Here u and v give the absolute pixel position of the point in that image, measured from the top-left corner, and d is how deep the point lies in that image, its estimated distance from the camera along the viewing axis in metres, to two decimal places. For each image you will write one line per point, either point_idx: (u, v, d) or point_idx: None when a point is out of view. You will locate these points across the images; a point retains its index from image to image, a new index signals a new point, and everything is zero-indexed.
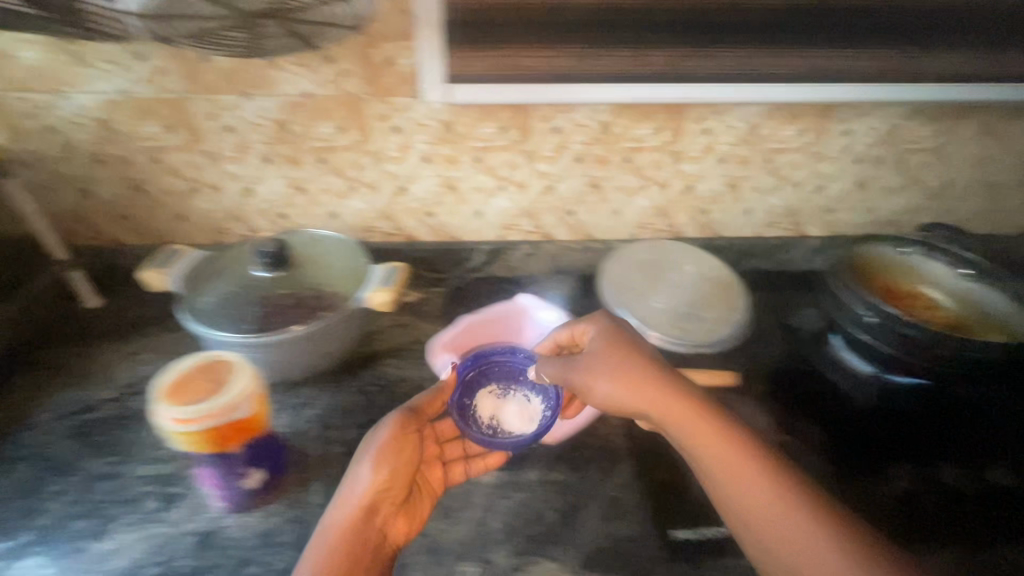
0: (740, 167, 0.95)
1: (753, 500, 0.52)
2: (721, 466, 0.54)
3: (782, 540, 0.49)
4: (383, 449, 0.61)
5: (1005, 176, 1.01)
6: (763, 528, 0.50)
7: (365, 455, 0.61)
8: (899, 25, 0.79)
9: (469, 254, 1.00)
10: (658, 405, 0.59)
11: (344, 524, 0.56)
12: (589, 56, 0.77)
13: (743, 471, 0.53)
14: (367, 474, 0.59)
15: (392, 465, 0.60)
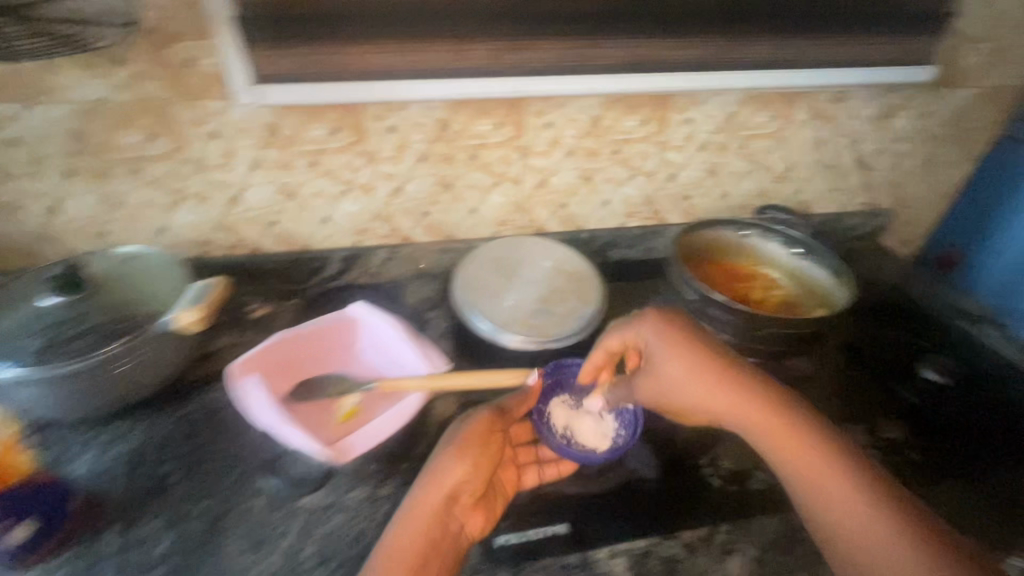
0: (590, 160, 0.96)
1: (821, 471, 0.57)
2: (793, 444, 0.59)
3: (844, 509, 0.54)
4: (472, 439, 0.62)
5: (840, 156, 1.07)
6: (821, 498, 0.56)
7: (452, 449, 0.61)
8: (714, 13, 0.80)
9: (323, 262, 0.96)
10: (727, 396, 0.62)
11: (420, 520, 0.58)
12: (401, 50, 0.74)
13: (798, 448, 0.59)
14: (453, 464, 0.60)
15: (471, 454, 0.61)
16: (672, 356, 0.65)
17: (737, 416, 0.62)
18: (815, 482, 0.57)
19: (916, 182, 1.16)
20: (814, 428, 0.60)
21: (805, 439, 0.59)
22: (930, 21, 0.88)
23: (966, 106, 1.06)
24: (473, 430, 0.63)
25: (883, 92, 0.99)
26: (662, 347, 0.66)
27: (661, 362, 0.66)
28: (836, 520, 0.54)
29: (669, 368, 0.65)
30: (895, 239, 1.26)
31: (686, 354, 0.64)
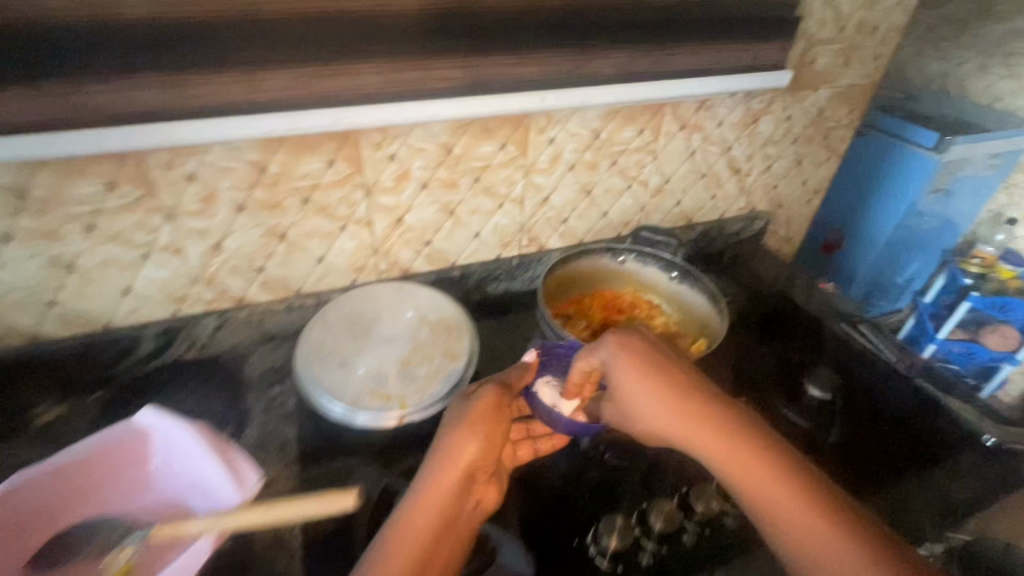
0: (448, 192, 0.85)
1: (785, 506, 0.50)
2: (755, 475, 0.53)
3: (812, 546, 0.48)
4: (483, 416, 0.62)
5: (714, 164, 1.04)
6: (787, 534, 0.50)
7: (466, 425, 0.60)
8: (557, 25, 0.72)
9: (133, 341, 0.78)
10: (691, 423, 0.57)
11: (441, 490, 0.56)
12: (174, 86, 0.59)
13: (760, 481, 0.52)
14: (469, 439, 0.60)
15: (488, 426, 0.61)
16: (634, 382, 0.61)
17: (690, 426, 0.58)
18: (777, 516, 0.51)
19: (787, 183, 1.17)
20: (784, 456, 0.53)
21: (766, 471, 0.52)
22: (779, 25, 0.86)
23: (825, 107, 1.07)
24: (487, 406, 0.62)
25: (746, 98, 0.97)
26: (624, 375, 0.61)
27: (625, 390, 0.61)
28: (804, 558, 0.48)
29: (632, 395, 0.61)
30: (775, 238, 1.27)
31: (646, 380, 0.60)
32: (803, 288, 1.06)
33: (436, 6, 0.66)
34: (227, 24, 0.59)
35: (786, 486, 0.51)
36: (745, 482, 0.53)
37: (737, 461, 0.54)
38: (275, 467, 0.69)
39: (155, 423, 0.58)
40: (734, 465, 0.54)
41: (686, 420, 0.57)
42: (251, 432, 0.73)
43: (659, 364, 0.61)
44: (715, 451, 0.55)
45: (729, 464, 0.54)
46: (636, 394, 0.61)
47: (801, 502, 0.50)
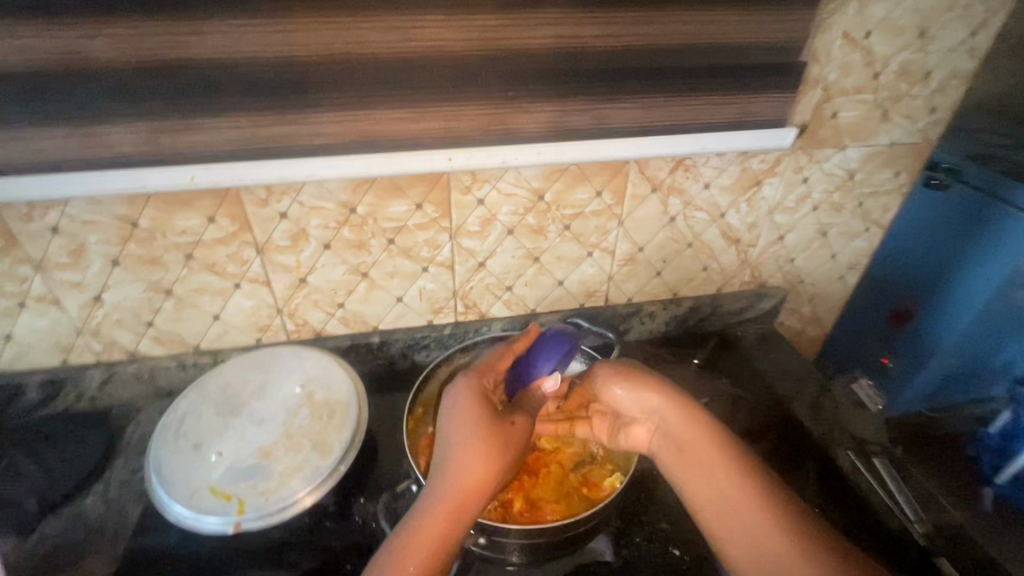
0: (357, 253, 0.74)
1: (753, 519, 0.52)
2: (728, 485, 0.54)
3: (775, 556, 0.49)
4: (510, 432, 0.57)
5: (704, 233, 0.86)
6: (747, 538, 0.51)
7: (489, 435, 0.56)
8: (460, 75, 0.60)
9: (16, 389, 0.74)
10: (682, 426, 0.59)
11: (462, 499, 0.53)
12: (1, 140, 0.54)
13: (733, 488, 0.54)
14: (491, 451, 0.55)
15: (510, 435, 0.57)
16: (623, 380, 0.62)
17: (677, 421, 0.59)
18: (744, 526, 0.52)
19: (809, 256, 0.95)
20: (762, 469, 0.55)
21: (738, 482, 0.54)
22: (774, 74, 0.68)
23: (857, 170, 0.85)
24: (516, 429, 0.58)
25: (740, 157, 0.78)
26: (609, 374, 0.63)
27: (607, 388, 0.62)
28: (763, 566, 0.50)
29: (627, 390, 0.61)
30: (796, 318, 1.04)
31: (643, 377, 0.61)
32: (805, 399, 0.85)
33: (304, 52, 0.56)
34: (50, 74, 0.52)
35: (761, 497, 0.53)
36: (716, 495, 0.55)
37: (715, 470, 0.56)
38: (99, 559, 0.62)
39: None
40: (712, 473, 0.56)
41: (675, 421, 0.59)
42: (96, 506, 0.67)
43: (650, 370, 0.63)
44: (696, 458, 0.57)
45: (704, 472, 0.56)
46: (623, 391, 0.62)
47: (773, 515, 0.52)
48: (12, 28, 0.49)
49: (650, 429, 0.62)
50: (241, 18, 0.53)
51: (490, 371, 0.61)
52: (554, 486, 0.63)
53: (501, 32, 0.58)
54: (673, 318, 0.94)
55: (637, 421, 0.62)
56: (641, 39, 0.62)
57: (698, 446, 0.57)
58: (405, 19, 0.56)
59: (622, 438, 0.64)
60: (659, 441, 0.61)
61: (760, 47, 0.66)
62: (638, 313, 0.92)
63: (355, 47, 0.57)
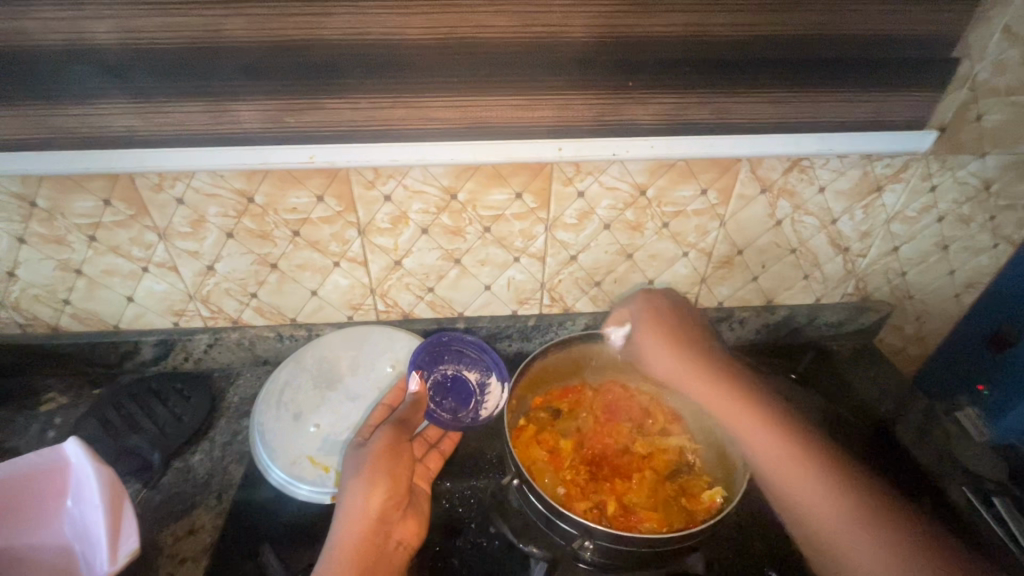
0: (453, 239, 0.75)
1: (793, 470, 0.53)
2: (768, 445, 0.55)
3: (810, 499, 0.52)
4: (375, 455, 0.57)
5: (810, 239, 0.81)
6: (798, 487, 0.53)
7: (365, 467, 0.56)
8: (578, 62, 0.58)
9: (134, 347, 0.79)
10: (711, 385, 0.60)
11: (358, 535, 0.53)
12: (145, 113, 0.57)
13: (764, 441, 0.56)
14: (368, 477, 0.55)
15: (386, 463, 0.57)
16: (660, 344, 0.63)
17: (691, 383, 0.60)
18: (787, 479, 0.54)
19: (923, 271, 0.87)
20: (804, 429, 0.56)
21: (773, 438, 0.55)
22: (915, 70, 0.62)
23: (994, 180, 0.76)
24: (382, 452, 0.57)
25: (862, 161, 0.72)
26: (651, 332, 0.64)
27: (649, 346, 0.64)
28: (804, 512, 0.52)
29: (655, 355, 0.63)
30: (898, 336, 0.97)
31: (665, 344, 0.63)
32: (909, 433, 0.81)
33: (427, 34, 0.55)
34: (194, 51, 0.54)
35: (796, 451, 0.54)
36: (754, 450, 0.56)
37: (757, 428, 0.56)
38: (206, 512, 0.67)
39: (77, 459, 0.55)
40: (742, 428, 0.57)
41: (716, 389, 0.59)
42: (203, 463, 0.71)
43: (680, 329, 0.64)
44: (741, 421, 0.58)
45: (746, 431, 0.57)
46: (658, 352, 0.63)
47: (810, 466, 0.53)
48: (164, 7, 0.52)
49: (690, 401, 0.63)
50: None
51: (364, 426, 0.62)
52: (649, 492, 0.62)
53: (625, 18, 0.56)
54: (765, 326, 0.90)
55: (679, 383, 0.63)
56: (774, 29, 0.58)
57: (733, 408, 0.58)
58: (529, 4, 0.54)
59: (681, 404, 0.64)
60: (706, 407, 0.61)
61: (904, 40, 0.60)
62: (728, 318, 0.89)
63: (478, 31, 0.56)
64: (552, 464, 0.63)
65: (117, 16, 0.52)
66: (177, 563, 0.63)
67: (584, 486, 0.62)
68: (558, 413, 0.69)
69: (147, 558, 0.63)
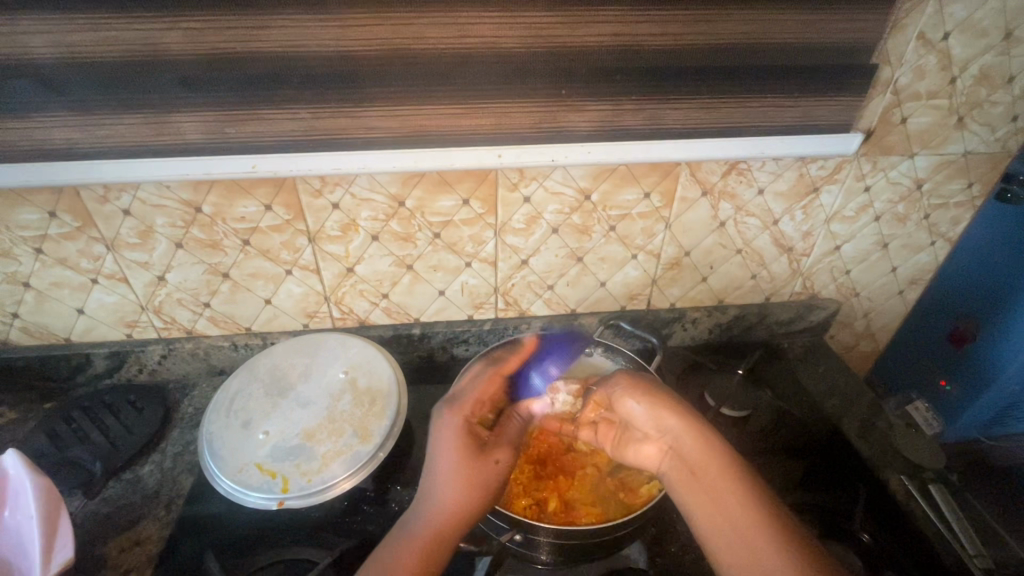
0: (404, 246, 0.76)
1: (752, 532, 0.49)
2: (722, 491, 0.53)
3: (755, 552, 0.48)
4: (489, 461, 0.57)
5: (754, 239, 0.83)
6: (739, 539, 0.49)
7: (462, 467, 0.55)
8: (514, 72, 0.60)
9: (85, 360, 0.79)
10: (679, 434, 0.57)
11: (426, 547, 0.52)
12: (85, 127, 0.58)
13: (722, 483, 0.53)
14: (466, 485, 0.55)
15: (493, 476, 0.56)
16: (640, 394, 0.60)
17: (661, 424, 0.58)
18: (737, 531, 0.50)
19: (866, 269, 0.90)
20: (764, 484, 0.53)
21: (739, 497, 0.51)
22: (837, 75, 0.65)
23: (925, 180, 0.80)
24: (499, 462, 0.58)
25: (797, 163, 0.75)
26: (627, 386, 0.61)
27: (623, 399, 0.61)
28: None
29: (629, 400, 0.61)
30: (848, 333, 0.99)
31: (639, 388, 0.61)
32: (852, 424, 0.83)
33: (364, 46, 0.57)
34: (131, 65, 0.55)
35: (762, 509, 0.51)
36: (724, 511, 0.51)
37: (722, 485, 0.53)
38: (153, 524, 0.66)
39: (16, 471, 0.55)
40: (707, 473, 0.54)
41: (689, 441, 0.56)
42: (152, 474, 0.71)
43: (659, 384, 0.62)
44: (705, 479, 0.54)
45: (707, 488, 0.53)
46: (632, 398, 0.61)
47: (777, 527, 0.49)
48: (100, 22, 0.53)
49: (661, 448, 0.59)
50: (304, 12, 0.54)
51: (468, 401, 0.61)
52: (590, 488, 0.65)
53: (557, 29, 0.58)
54: (717, 325, 0.92)
55: (649, 437, 0.60)
56: (699, 38, 0.61)
57: (698, 451, 0.56)
58: (462, 16, 0.56)
59: (630, 451, 0.62)
60: (670, 461, 0.58)
61: (824, 47, 0.63)
62: (681, 319, 0.91)
63: (414, 42, 0.57)
64: None
65: (53, 31, 0.53)
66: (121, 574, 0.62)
67: (526, 485, 0.64)
68: None
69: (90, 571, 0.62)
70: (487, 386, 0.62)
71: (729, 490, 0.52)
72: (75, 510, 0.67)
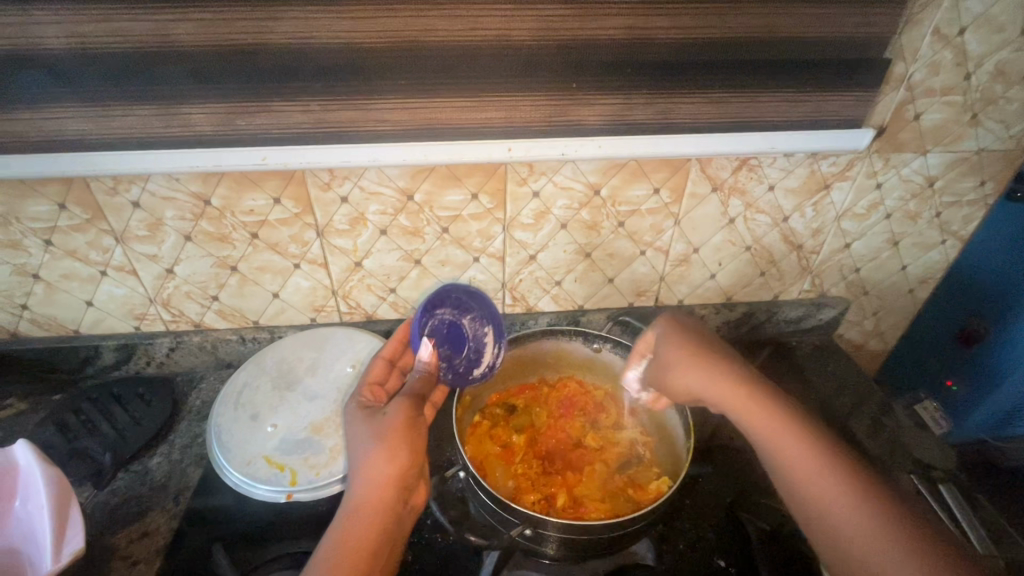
0: (412, 240, 0.76)
1: (827, 478, 0.51)
2: (791, 443, 0.53)
3: (836, 498, 0.50)
4: (395, 428, 0.55)
5: (764, 237, 0.83)
6: (817, 487, 0.51)
7: (382, 441, 0.54)
8: (524, 66, 0.60)
9: (94, 352, 0.79)
10: (751, 405, 0.56)
11: (362, 533, 0.52)
12: (95, 118, 0.58)
13: (789, 436, 0.54)
14: (387, 462, 0.54)
15: (408, 446, 0.55)
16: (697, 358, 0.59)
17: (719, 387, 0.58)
18: (812, 479, 0.52)
19: (876, 267, 0.89)
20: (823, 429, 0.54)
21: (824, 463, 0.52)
22: (850, 70, 0.64)
23: (937, 177, 0.79)
24: (398, 422, 0.56)
25: (808, 159, 0.74)
26: (681, 353, 0.60)
27: (681, 368, 0.59)
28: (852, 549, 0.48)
29: (686, 368, 0.59)
30: (856, 331, 0.98)
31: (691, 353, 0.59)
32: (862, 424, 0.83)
33: (373, 39, 0.57)
34: (141, 56, 0.55)
35: (834, 462, 0.52)
36: (796, 462, 0.53)
37: (790, 439, 0.54)
38: (162, 515, 0.67)
39: (26, 460, 0.55)
40: (773, 429, 0.54)
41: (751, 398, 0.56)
42: (160, 467, 0.71)
43: (705, 345, 0.60)
44: (772, 432, 0.54)
45: (776, 441, 0.54)
46: (692, 371, 0.59)
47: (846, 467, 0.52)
48: (111, 13, 0.53)
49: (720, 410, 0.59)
50: (314, 4, 0.54)
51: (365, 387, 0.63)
52: (599, 485, 0.64)
53: (568, 22, 0.58)
54: (725, 322, 0.92)
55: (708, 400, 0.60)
56: (711, 32, 0.60)
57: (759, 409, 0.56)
58: (472, 9, 0.56)
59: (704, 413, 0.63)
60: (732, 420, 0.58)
61: (837, 42, 0.63)
62: (689, 315, 0.90)
63: (424, 34, 0.57)
64: (506, 458, 0.66)
65: (64, 21, 0.53)
66: (131, 565, 0.62)
67: (535, 479, 0.64)
68: (511, 411, 0.72)
69: (101, 562, 0.62)
70: (376, 371, 0.64)
71: (797, 442, 0.53)
72: (86, 501, 0.67)
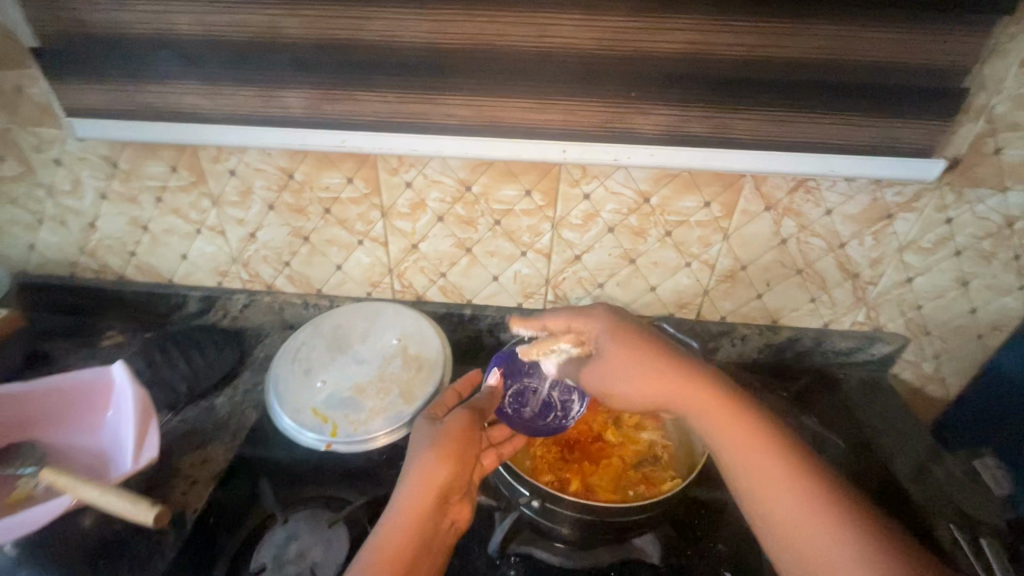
0: (465, 229, 0.81)
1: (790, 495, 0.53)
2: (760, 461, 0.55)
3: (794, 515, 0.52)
4: (450, 437, 0.59)
5: (817, 261, 0.81)
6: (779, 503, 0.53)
7: (439, 447, 0.58)
8: (585, 73, 0.64)
9: (182, 300, 0.90)
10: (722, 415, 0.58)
11: (410, 531, 0.54)
12: (209, 96, 0.68)
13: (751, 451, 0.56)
14: (439, 468, 0.57)
15: (463, 451, 0.58)
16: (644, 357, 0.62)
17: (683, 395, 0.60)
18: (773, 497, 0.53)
19: (940, 306, 0.85)
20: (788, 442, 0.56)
21: (794, 479, 0.53)
22: (921, 98, 0.63)
23: (1018, 217, 0.74)
24: (453, 432, 0.59)
25: (870, 186, 0.73)
26: (624, 350, 0.62)
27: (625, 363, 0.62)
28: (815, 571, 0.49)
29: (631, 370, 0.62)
30: (914, 372, 0.93)
31: (641, 352, 0.62)
32: (903, 467, 0.79)
33: (450, 40, 0.62)
34: (253, 44, 0.64)
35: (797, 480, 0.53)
36: (759, 476, 0.55)
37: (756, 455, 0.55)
38: (220, 447, 0.75)
39: (121, 379, 0.65)
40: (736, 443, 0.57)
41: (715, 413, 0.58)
42: (224, 406, 0.81)
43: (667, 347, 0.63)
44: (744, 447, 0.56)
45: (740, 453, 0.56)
46: (648, 371, 0.61)
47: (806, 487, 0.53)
48: (233, 6, 0.61)
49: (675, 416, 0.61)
50: (402, 7, 0.60)
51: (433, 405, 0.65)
52: (613, 477, 0.67)
53: (630, 35, 0.61)
54: (768, 346, 0.90)
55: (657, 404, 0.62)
56: (775, 52, 0.61)
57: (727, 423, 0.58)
58: (545, 17, 0.60)
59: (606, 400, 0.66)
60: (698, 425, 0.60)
61: (909, 69, 0.62)
62: (730, 333, 0.90)
63: (497, 39, 0.62)
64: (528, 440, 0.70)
65: (196, 12, 0.62)
66: (189, 484, 0.70)
67: (554, 464, 0.68)
68: None
69: (164, 477, 0.71)
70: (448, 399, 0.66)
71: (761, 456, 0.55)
72: (164, 428, 0.78)
